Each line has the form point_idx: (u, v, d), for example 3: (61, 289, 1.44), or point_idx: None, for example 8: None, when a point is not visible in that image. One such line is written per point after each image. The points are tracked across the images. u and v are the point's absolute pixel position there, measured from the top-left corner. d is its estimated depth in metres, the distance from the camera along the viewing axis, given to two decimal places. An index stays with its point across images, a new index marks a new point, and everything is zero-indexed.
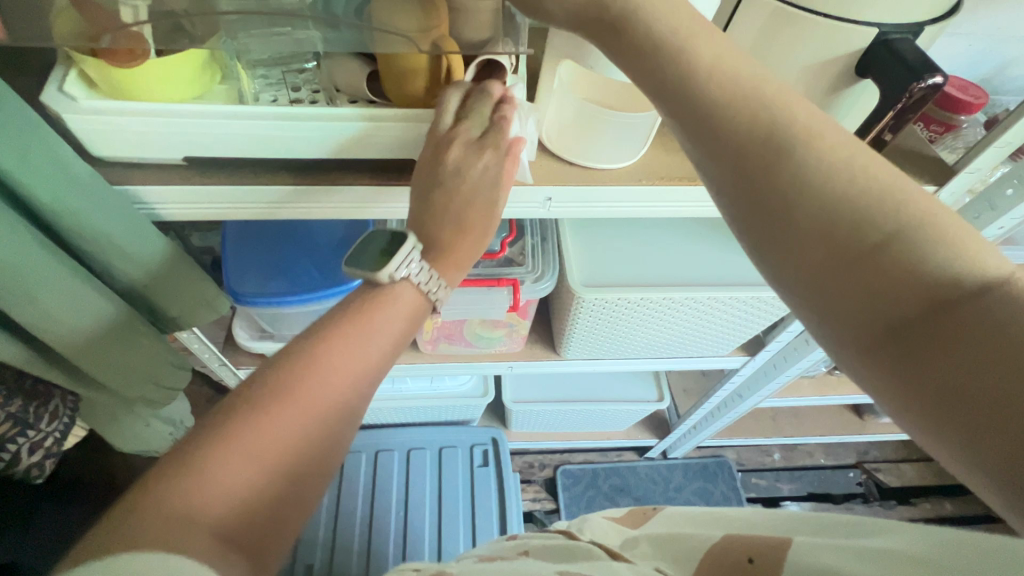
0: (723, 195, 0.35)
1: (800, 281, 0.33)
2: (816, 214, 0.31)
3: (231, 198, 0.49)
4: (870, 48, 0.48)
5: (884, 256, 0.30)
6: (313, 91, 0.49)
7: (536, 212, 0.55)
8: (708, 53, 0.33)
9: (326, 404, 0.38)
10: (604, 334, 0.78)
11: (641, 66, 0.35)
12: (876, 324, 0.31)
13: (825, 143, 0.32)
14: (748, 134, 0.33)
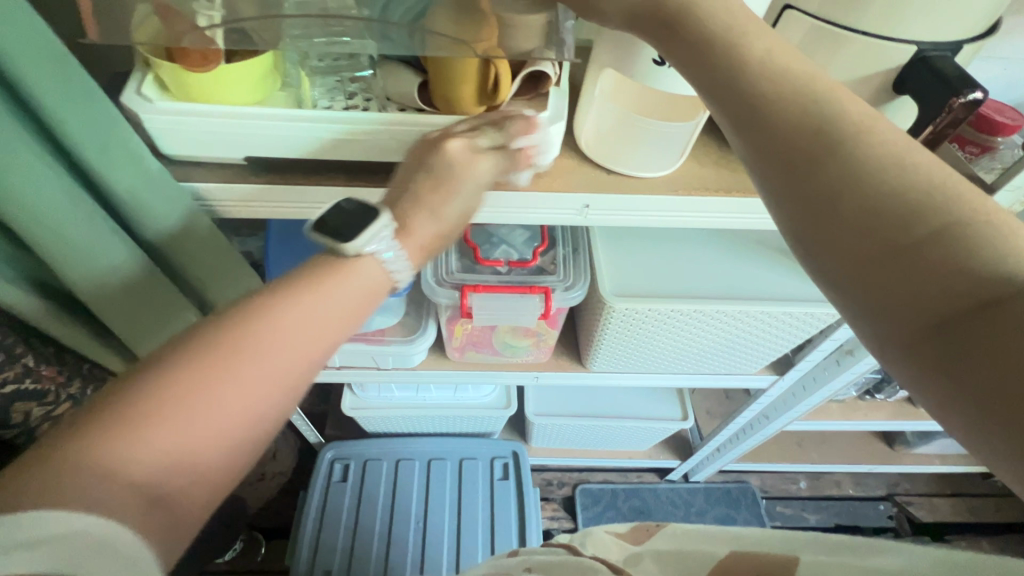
0: (769, 185, 0.36)
1: (845, 270, 0.34)
2: (864, 205, 0.32)
3: (282, 198, 0.51)
4: (908, 64, 0.49)
5: (933, 246, 0.31)
6: (366, 99, 0.51)
7: (572, 219, 0.56)
8: (761, 56, 0.36)
9: (251, 398, 0.33)
10: (632, 345, 0.79)
11: (696, 65, 0.37)
12: (923, 311, 0.31)
13: (874, 139, 0.33)
14: (797, 126, 0.34)
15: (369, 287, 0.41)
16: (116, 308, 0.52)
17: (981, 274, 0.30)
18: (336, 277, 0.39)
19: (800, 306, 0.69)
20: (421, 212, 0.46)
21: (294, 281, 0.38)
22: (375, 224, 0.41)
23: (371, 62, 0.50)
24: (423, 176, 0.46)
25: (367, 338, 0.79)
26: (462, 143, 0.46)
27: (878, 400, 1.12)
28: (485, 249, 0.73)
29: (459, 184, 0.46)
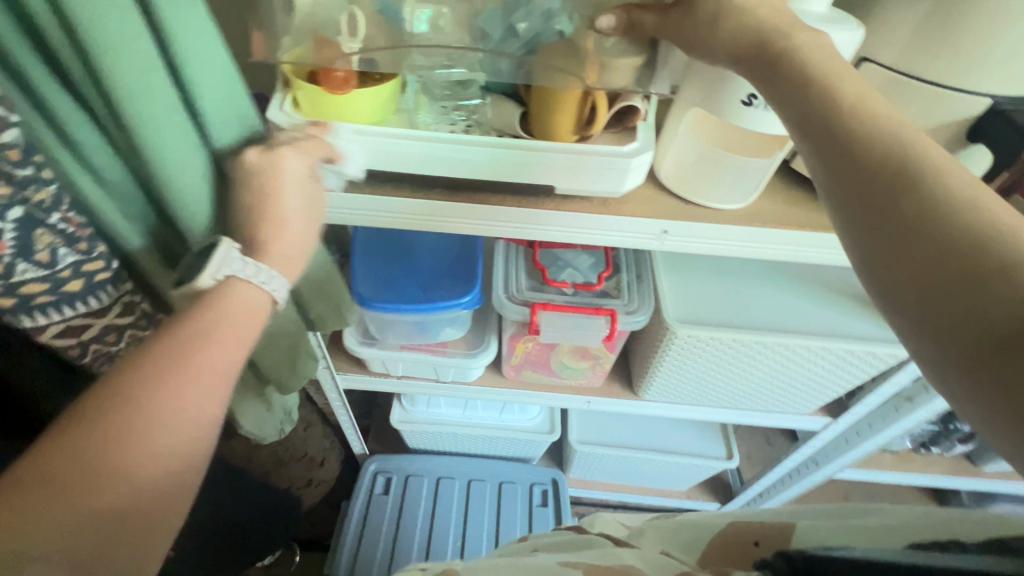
0: (844, 209, 0.39)
1: (908, 289, 0.36)
2: (937, 230, 0.35)
3: (388, 207, 0.56)
4: (982, 116, 0.52)
5: (995, 273, 0.32)
6: (466, 123, 0.57)
7: (649, 243, 0.59)
8: (852, 99, 0.39)
9: (163, 436, 0.37)
10: (687, 374, 0.80)
11: (789, 102, 0.41)
12: (980, 329, 0.33)
13: (953, 180, 0.36)
14: (880, 159, 0.37)
15: (250, 310, 0.45)
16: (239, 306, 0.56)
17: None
18: (221, 310, 0.43)
19: (862, 343, 0.70)
20: (264, 213, 0.47)
21: (175, 333, 0.41)
22: (217, 253, 0.44)
23: (480, 93, 0.57)
24: (248, 191, 0.47)
25: (431, 349, 0.82)
26: (256, 151, 0.47)
27: (933, 454, 1.09)
28: (553, 271, 0.76)
29: (283, 180, 0.47)
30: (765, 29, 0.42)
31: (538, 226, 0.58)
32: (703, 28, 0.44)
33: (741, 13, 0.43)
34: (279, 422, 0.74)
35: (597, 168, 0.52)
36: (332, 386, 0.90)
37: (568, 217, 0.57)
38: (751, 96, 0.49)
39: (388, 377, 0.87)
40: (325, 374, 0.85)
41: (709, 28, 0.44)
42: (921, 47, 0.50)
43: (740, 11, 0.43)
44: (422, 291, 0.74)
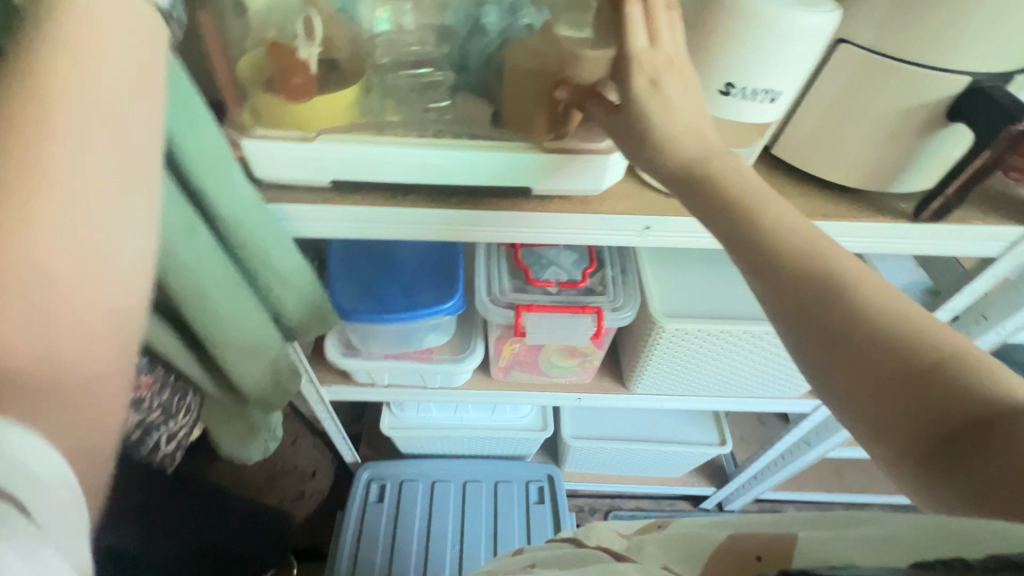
0: (772, 305, 0.35)
1: (856, 399, 0.32)
2: (872, 335, 0.31)
3: (360, 218, 0.54)
4: (962, 94, 0.51)
5: (938, 376, 0.30)
6: (437, 129, 0.52)
7: (632, 240, 0.58)
8: (766, 198, 0.36)
9: (56, 217, 0.27)
10: (677, 366, 0.79)
11: (702, 206, 0.38)
12: (932, 434, 0.30)
13: (870, 279, 0.33)
14: (794, 252, 0.34)
15: (131, 12, 0.31)
16: (215, 335, 0.52)
17: (983, 407, 0.29)
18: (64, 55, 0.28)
19: None
20: None
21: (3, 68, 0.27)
22: None
23: (449, 94, 0.53)
24: None
25: (417, 357, 0.80)
26: None
27: None
28: (536, 270, 0.75)
29: None
30: (687, 156, 0.39)
31: (520, 229, 0.56)
32: (634, 147, 0.40)
33: (676, 94, 0.39)
34: (264, 443, 0.70)
35: (579, 169, 0.51)
36: (319, 398, 0.87)
37: (548, 218, 0.54)
38: (729, 85, 0.47)
39: (374, 387, 0.85)
40: (309, 388, 0.83)
41: (638, 147, 0.40)
42: (897, 26, 0.49)
43: (664, 139, 0.39)
44: (404, 299, 0.72)
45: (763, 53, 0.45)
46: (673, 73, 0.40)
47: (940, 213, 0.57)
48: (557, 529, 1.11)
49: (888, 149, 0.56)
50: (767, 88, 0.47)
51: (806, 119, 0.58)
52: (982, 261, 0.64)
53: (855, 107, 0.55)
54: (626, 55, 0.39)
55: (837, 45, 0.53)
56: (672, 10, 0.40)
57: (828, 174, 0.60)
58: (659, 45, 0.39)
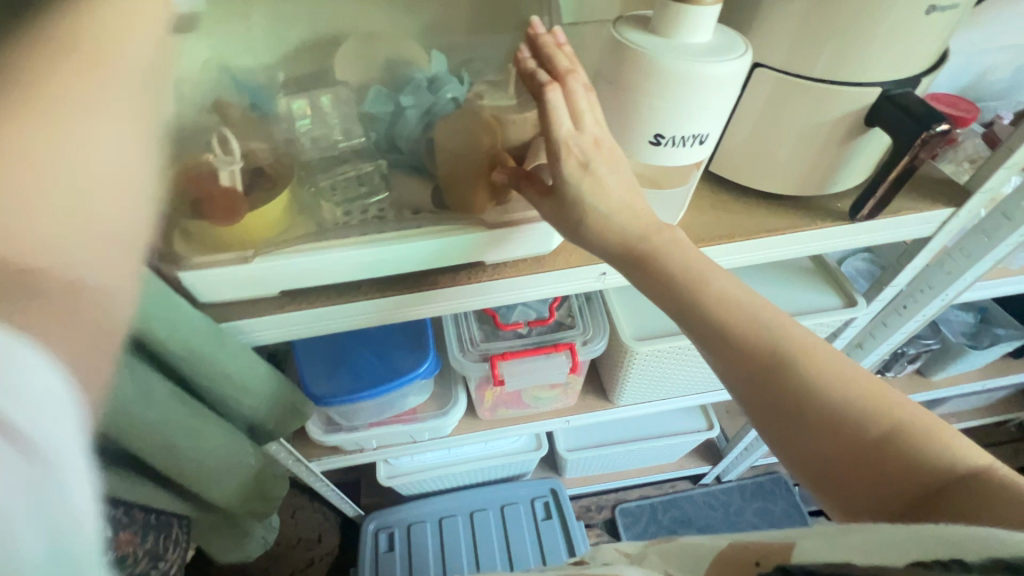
0: (733, 386, 0.39)
1: (822, 471, 0.36)
2: (820, 412, 0.36)
3: (320, 318, 0.52)
4: (876, 103, 0.53)
5: (887, 448, 0.34)
6: (379, 210, 0.52)
7: (592, 286, 0.58)
8: (709, 289, 0.40)
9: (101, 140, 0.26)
10: (656, 378, 0.81)
11: (660, 301, 0.41)
12: (886, 499, 0.34)
13: (817, 355, 0.37)
14: (746, 339, 0.38)
15: None
16: (190, 467, 0.52)
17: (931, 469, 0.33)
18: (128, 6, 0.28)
19: (806, 317, 0.76)
20: None
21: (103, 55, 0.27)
22: None
23: (383, 180, 0.53)
24: None
25: (401, 418, 0.80)
26: None
27: (888, 378, 1.13)
28: (503, 314, 0.75)
29: None
30: (627, 234, 0.41)
31: (474, 296, 0.55)
32: (574, 228, 0.42)
33: (609, 173, 0.40)
34: (262, 539, 0.70)
35: (525, 237, 0.50)
36: (310, 472, 0.86)
37: (504, 283, 0.54)
38: (658, 136, 0.48)
39: (363, 451, 0.84)
40: (298, 467, 0.82)
41: (578, 228, 0.42)
42: (806, 49, 0.51)
43: (603, 220, 0.41)
44: (380, 370, 0.72)
45: (685, 105, 0.46)
46: (602, 153, 0.40)
47: (872, 212, 0.60)
48: (572, 556, 1.11)
49: (817, 160, 0.58)
50: (695, 133, 0.48)
51: (735, 138, 0.60)
52: (917, 242, 0.67)
53: (779, 125, 0.57)
54: (554, 141, 0.39)
55: (755, 69, 0.54)
56: (590, 89, 0.40)
57: (766, 187, 0.62)
58: (584, 128, 0.39)
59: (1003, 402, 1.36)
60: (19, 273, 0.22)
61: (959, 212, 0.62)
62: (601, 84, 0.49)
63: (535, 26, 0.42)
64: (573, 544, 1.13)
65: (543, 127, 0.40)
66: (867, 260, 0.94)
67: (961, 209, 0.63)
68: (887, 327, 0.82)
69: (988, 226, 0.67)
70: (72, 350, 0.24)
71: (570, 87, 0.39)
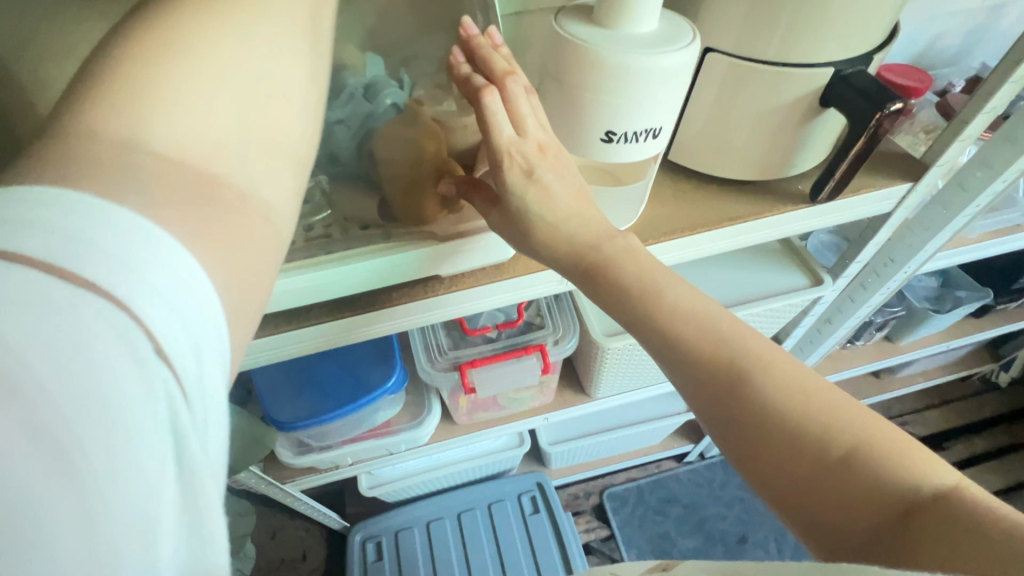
0: (702, 407, 0.40)
1: (789, 486, 0.38)
2: (787, 430, 0.37)
3: (269, 347, 0.50)
4: (829, 83, 0.52)
5: (852, 468, 0.36)
6: (323, 228, 0.49)
7: (555, 289, 0.56)
8: (671, 308, 0.40)
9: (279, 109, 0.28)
10: (630, 370, 0.80)
11: (628, 325, 0.41)
12: (851, 515, 0.36)
13: (785, 374, 0.38)
14: (715, 361, 0.39)
15: None
16: None
17: (890, 488, 0.35)
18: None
19: (776, 299, 0.75)
20: None
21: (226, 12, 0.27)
22: None
23: (325, 195, 0.50)
24: None
25: (375, 433, 0.78)
26: None
27: (858, 347, 1.15)
28: (471, 319, 0.73)
29: None
30: (576, 243, 0.40)
31: (430, 312, 0.53)
32: (522, 238, 0.40)
33: (557, 179, 0.39)
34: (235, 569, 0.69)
35: (477, 247, 0.48)
36: (285, 494, 0.84)
37: (461, 295, 0.52)
38: (609, 133, 0.46)
39: (338, 469, 0.82)
40: (271, 490, 0.79)
41: (526, 240, 0.40)
42: (756, 31, 0.49)
43: (551, 229, 0.40)
44: (347, 386, 0.69)
45: (635, 100, 0.44)
46: (548, 159, 0.38)
47: (832, 193, 0.59)
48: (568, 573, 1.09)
49: (774, 143, 0.57)
50: (647, 127, 0.46)
51: (693, 124, 0.58)
52: (879, 217, 0.67)
53: (734, 110, 0.55)
54: (494, 149, 0.37)
55: (707, 53, 0.53)
56: (530, 92, 0.38)
57: (725, 174, 0.61)
58: (526, 133, 0.37)
59: (966, 359, 1.41)
60: (216, 181, 0.25)
61: (917, 186, 0.62)
62: (548, 80, 0.46)
63: (469, 27, 0.39)
64: (562, 537, 1.13)
65: (481, 135, 0.37)
66: (833, 235, 0.94)
67: (918, 183, 0.63)
68: (854, 302, 0.83)
69: (945, 197, 0.67)
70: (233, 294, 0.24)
71: (509, 91, 0.37)
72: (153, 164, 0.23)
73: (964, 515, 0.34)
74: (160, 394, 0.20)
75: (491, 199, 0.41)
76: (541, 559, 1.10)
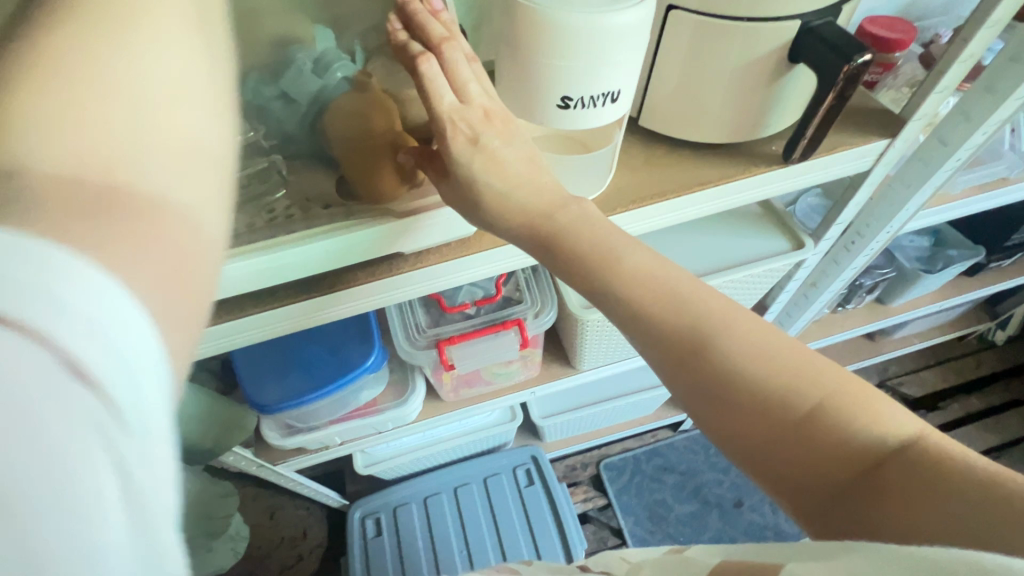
0: (668, 374, 0.40)
1: (758, 447, 0.38)
2: (752, 392, 0.37)
3: (238, 329, 0.50)
4: (796, 37, 0.50)
5: (818, 425, 0.36)
6: (283, 208, 0.48)
7: (524, 262, 0.55)
8: (630, 275, 0.39)
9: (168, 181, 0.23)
10: (613, 341, 0.80)
11: (592, 296, 0.40)
12: (820, 469, 0.37)
13: (745, 333, 0.37)
14: (677, 328, 0.38)
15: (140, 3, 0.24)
16: None
17: (856, 443, 0.36)
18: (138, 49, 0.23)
19: (757, 265, 0.74)
20: None
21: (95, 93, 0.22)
22: None
23: (281, 175, 0.49)
24: None
25: (361, 412, 0.79)
26: None
27: (849, 310, 1.14)
28: (449, 296, 0.73)
29: None
30: (529, 212, 0.40)
31: (397, 290, 0.52)
32: (474, 210, 0.40)
33: (505, 148, 0.38)
34: (231, 548, 0.72)
35: (438, 222, 0.48)
36: (278, 475, 0.85)
37: (426, 271, 0.52)
38: (565, 98, 0.45)
39: (328, 449, 0.83)
40: (263, 472, 0.80)
41: (477, 210, 0.40)
42: None
43: (501, 198, 0.39)
44: (328, 366, 0.70)
45: (588, 63, 0.42)
46: (495, 126, 0.38)
47: (805, 153, 0.58)
48: (565, 542, 1.10)
49: (743, 104, 0.55)
50: (605, 91, 0.45)
51: (662, 88, 0.57)
52: (858, 175, 0.65)
53: (700, 72, 0.53)
54: (436, 117, 0.36)
55: (669, 12, 0.50)
56: (471, 58, 0.37)
57: (697, 137, 0.59)
58: (470, 100, 0.37)
59: (961, 318, 1.40)
60: (115, 191, 0.21)
61: (894, 142, 0.61)
62: (501, 45, 0.45)
63: None
64: (557, 508, 1.15)
65: (424, 104, 0.37)
66: (820, 197, 0.92)
67: (896, 138, 0.61)
68: (839, 264, 0.82)
69: (926, 152, 0.65)
70: (171, 321, 0.21)
71: (447, 57, 0.36)
72: (42, 178, 0.19)
73: (930, 461, 0.34)
74: (87, 428, 0.17)
75: (440, 170, 0.40)
76: (537, 531, 1.12)
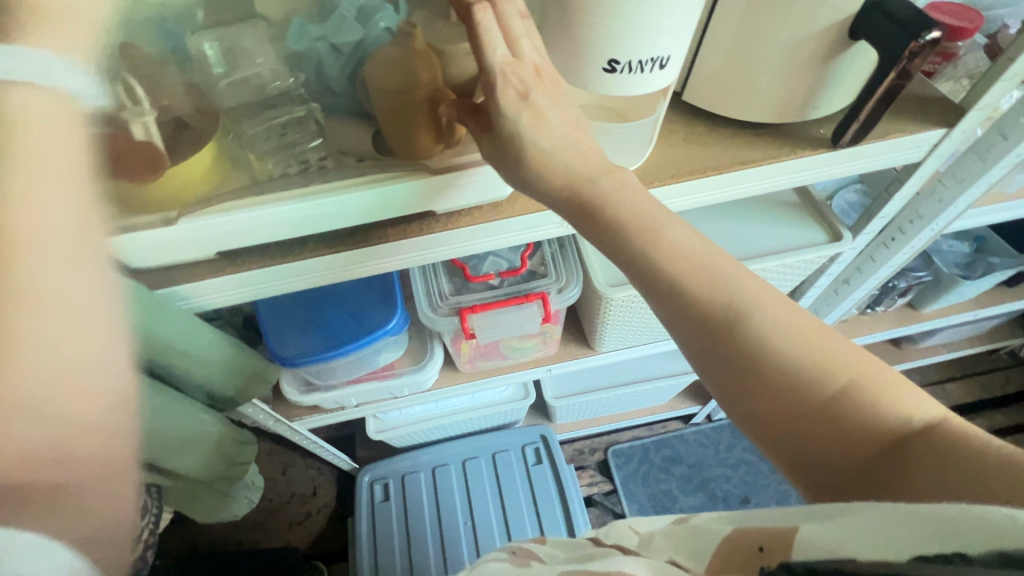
0: (696, 351, 0.39)
1: (781, 424, 0.37)
2: (781, 370, 0.36)
3: (265, 277, 0.50)
4: (860, 11, 0.47)
5: (845, 403, 0.35)
6: (319, 159, 0.48)
7: (555, 231, 0.54)
8: (667, 246, 0.38)
9: None
10: (635, 323, 0.79)
11: (626, 264, 0.39)
12: (843, 446, 0.36)
13: (777, 311, 0.37)
14: (710, 303, 0.37)
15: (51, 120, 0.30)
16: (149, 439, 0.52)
17: (882, 423, 0.35)
18: None
19: (790, 255, 0.72)
20: None
21: None
22: None
23: (319, 127, 0.49)
24: None
25: (379, 375, 0.79)
26: None
27: (878, 313, 1.11)
28: (473, 266, 0.73)
29: None
30: (573, 173, 0.38)
31: (425, 250, 0.52)
32: (515, 167, 0.39)
33: (553, 106, 0.37)
34: (245, 497, 0.74)
35: (474, 183, 0.47)
36: (294, 431, 0.87)
37: (455, 234, 0.51)
38: (613, 62, 0.44)
39: (344, 410, 0.84)
40: (279, 426, 0.82)
41: (518, 168, 0.39)
42: None
43: (544, 157, 0.38)
44: (350, 326, 0.70)
45: (641, 22, 0.41)
46: (543, 83, 0.37)
47: (855, 138, 0.55)
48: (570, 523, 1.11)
49: (796, 82, 0.53)
50: (655, 55, 0.43)
51: (711, 60, 0.55)
52: (908, 167, 0.63)
53: (754, 45, 0.51)
54: (487, 68, 0.35)
55: None
56: (526, 14, 0.36)
57: (742, 115, 0.57)
58: (521, 54, 0.36)
59: (994, 332, 1.35)
60: None
61: (952, 132, 0.58)
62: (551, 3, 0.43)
63: None
64: (563, 487, 1.15)
65: (474, 54, 0.36)
66: (859, 193, 0.89)
67: (954, 128, 0.58)
68: (875, 261, 0.79)
69: (983, 146, 0.63)
70: None
71: (500, 7, 0.35)
72: None
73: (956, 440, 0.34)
74: None
75: (481, 125, 0.39)
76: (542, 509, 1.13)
